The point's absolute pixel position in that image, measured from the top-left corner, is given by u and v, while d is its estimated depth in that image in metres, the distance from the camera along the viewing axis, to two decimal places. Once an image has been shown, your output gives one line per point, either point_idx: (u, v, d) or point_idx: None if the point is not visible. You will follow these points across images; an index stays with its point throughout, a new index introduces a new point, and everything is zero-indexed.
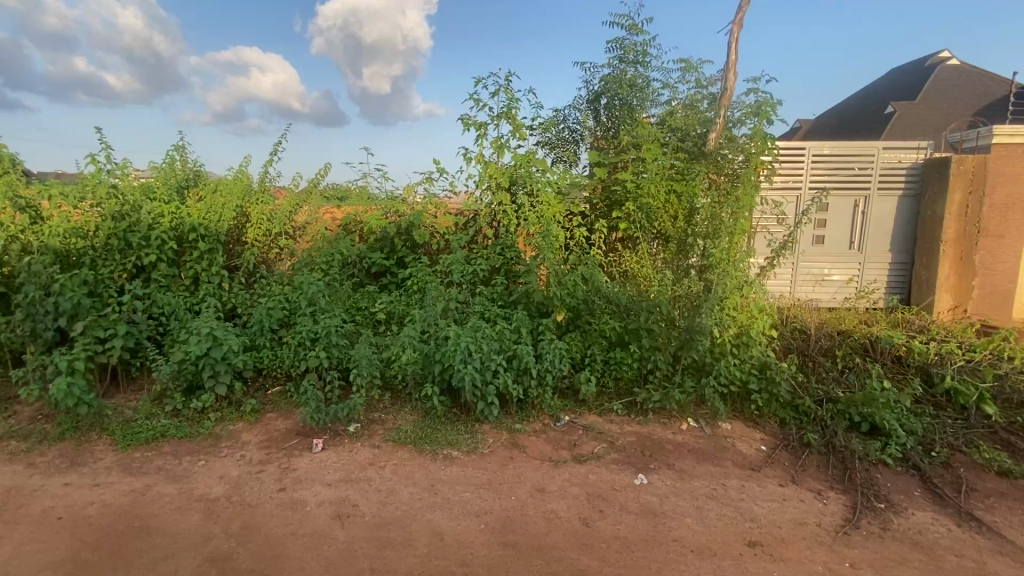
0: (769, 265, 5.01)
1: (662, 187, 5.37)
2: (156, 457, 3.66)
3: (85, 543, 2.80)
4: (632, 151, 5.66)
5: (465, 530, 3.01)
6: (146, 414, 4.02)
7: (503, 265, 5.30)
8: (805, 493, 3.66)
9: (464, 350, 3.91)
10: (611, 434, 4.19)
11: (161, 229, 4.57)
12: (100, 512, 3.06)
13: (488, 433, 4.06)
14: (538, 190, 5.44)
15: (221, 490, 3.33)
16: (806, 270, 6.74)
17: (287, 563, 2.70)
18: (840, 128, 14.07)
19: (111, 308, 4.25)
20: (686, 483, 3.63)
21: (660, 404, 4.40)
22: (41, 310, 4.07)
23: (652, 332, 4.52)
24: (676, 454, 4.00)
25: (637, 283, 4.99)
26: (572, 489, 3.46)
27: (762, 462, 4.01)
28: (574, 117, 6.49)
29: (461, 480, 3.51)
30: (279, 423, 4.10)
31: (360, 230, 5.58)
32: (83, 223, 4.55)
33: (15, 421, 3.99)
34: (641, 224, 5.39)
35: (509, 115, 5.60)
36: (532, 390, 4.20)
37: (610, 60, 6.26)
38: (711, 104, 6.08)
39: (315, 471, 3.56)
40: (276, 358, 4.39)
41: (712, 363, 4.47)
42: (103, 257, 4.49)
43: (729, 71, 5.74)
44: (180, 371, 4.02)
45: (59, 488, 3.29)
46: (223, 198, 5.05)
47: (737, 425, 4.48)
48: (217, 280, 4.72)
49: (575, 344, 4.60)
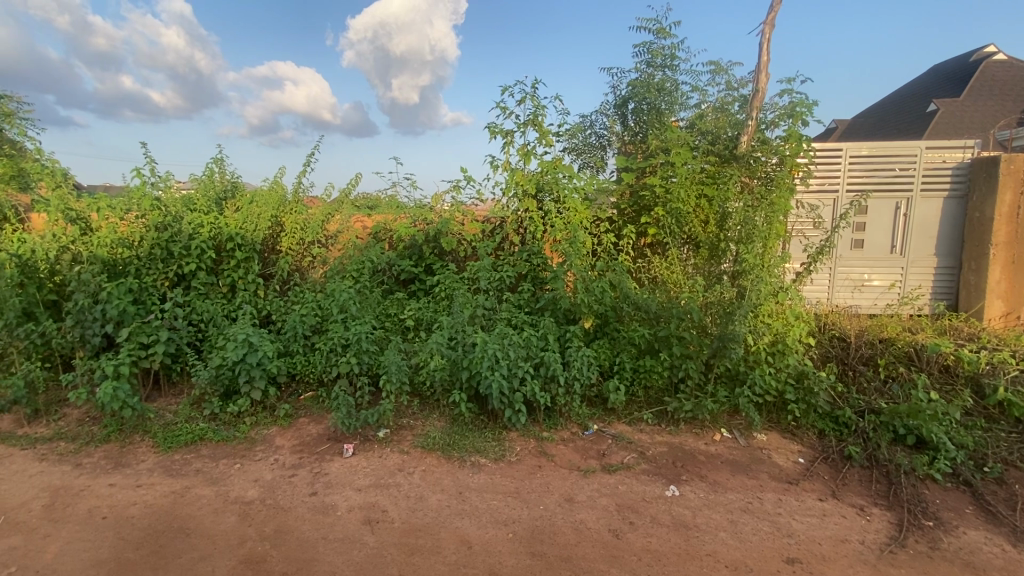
0: (805, 270, 4.85)
1: (692, 192, 5.26)
2: (195, 459, 3.78)
3: (127, 543, 2.90)
4: (661, 155, 5.52)
5: (493, 539, 3.00)
6: (185, 418, 4.16)
7: (529, 271, 5.31)
8: (847, 508, 3.50)
9: (491, 357, 3.91)
10: (642, 443, 4.11)
11: (201, 238, 4.75)
12: (143, 512, 3.17)
13: (516, 441, 4.04)
14: (564, 197, 5.42)
15: (256, 492, 3.41)
16: (845, 275, 6.49)
17: (319, 567, 2.74)
18: (879, 129, 13.59)
19: (153, 314, 4.43)
20: (720, 495, 3.53)
21: (693, 413, 4.30)
22: (89, 317, 4.27)
23: (682, 340, 4.43)
24: (709, 465, 3.89)
25: (666, 290, 4.91)
26: (602, 499, 3.40)
27: (799, 475, 3.87)
28: (601, 123, 6.47)
29: (490, 488, 3.49)
30: (311, 428, 4.19)
31: (389, 238, 5.67)
32: (128, 234, 4.77)
33: (66, 422, 4.20)
34: (671, 230, 5.30)
35: (535, 121, 5.62)
36: (560, 398, 4.15)
37: (637, 64, 6.22)
38: (743, 106, 5.98)
39: (346, 476, 3.61)
40: (309, 363, 4.48)
41: (746, 372, 4.38)
42: (147, 266, 4.69)
43: (762, 72, 5.61)
44: (217, 377, 4.15)
45: (105, 487, 3.43)
46: (259, 208, 5.21)
47: (773, 437, 4.34)
48: (253, 288, 4.88)
49: (603, 352, 4.54)
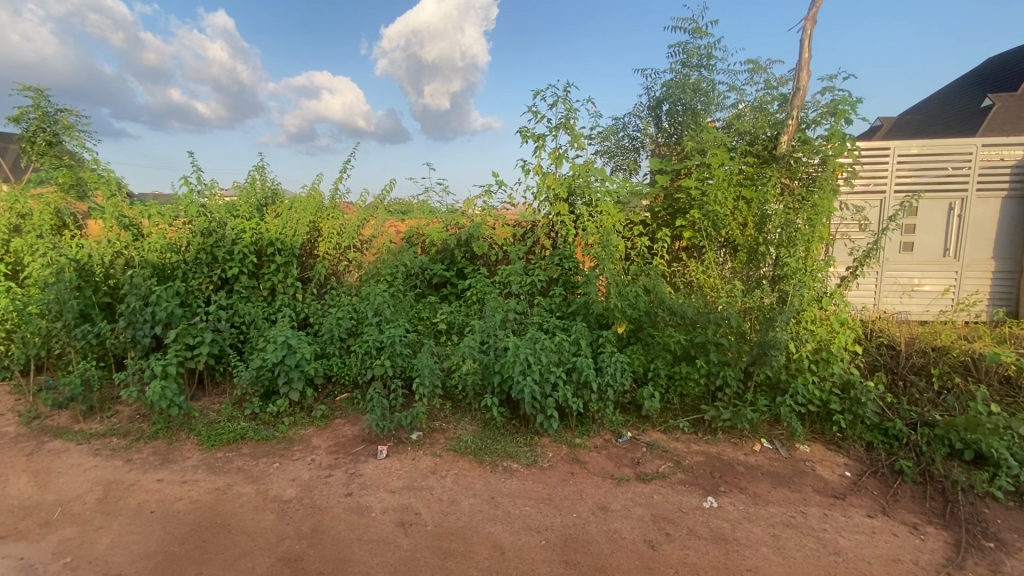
0: (851, 275, 4.65)
1: (730, 194, 5.13)
2: (237, 457, 3.90)
3: (173, 537, 3.01)
4: (696, 156, 5.38)
5: (525, 545, 2.97)
6: (228, 417, 4.31)
7: (561, 275, 5.28)
8: (899, 526, 3.32)
9: (523, 361, 3.88)
10: (678, 453, 4.01)
11: (243, 243, 4.91)
12: (187, 508, 3.29)
13: (548, 447, 4.00)
14: (596, 200, 5.37)
15: (294, 492, 3.48)
16: (892, 280, 6.20)
17: (353, 567, 2.77)
18: (929, 126, 12.94)
19: (199, 317, 4.60)
20: (761, 509, 3.40)
21: (731, 422, 4.18)
22: (140, 318, 4.46)
23: (720, 346, 4.30)
24: (748, 477, 3.76)
25: (704, 294, 4.77)
26: (637, 509, 3.33)
27: (846, 490, 3.69)
28: (634, 125, 6.39)
29: (522, 493, 3.47)
30: (346, 429, 4.26)
31: (422, 243, 5.74)
32: (176, 240, 4.98)
33: (118, 419, 4.40)
34: (707, 233, 5.18)
35: (567, 125, 5.59)
36: (592, 404, 4.08)
37: (672, 65, 6.12)
38: (782, 105, 5.69)
39: (380, 477, 3.66)
40: (345, 366, 4.56)
41: (788, 381, 4.22)
42: (194, 270, 4.88)
43: (802, 70, 5.41)
44: (258, 377, 4.27)
45: (153, 482, 3.58)
46: (298, 214, 5.36)
47: (817, 449, 4.16)
48: (292, 291, 5.02)
49: (637, 357, 4.43)
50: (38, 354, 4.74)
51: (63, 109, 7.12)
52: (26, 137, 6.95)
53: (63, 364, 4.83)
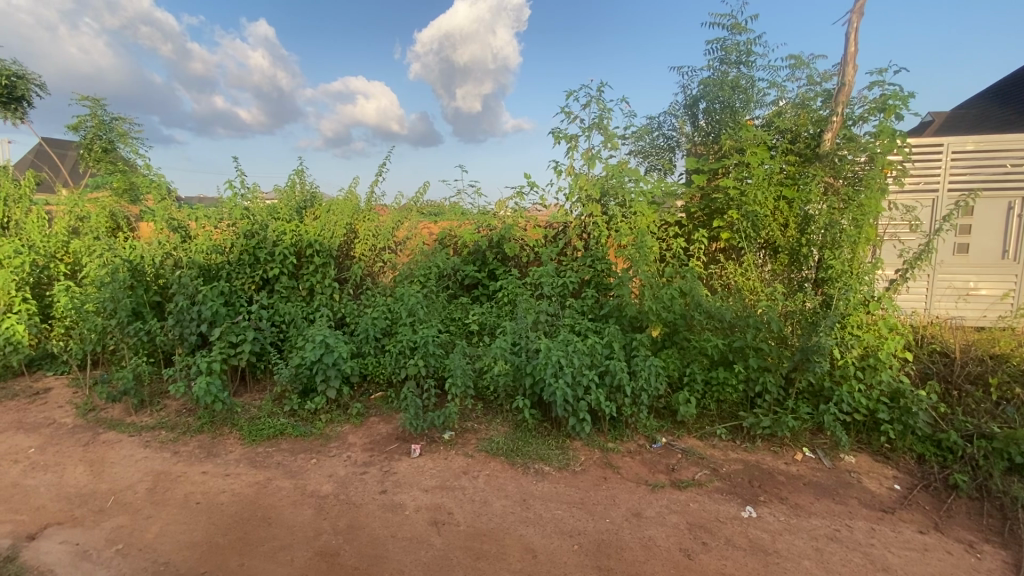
0: (901, 277, 4.44)
1: (770, 194, 4.98)
2: (276, 453, 4.02)
3: (217, 528, 3.12)
4: (734, 155, 5.24)
5: (558, 549, 2.95)
6: (268, 413, 4.44)
7: (593, 277, 5.23)
8: (953, 544, 3.14)
9: (555, 363, 3.84)
10: (714, 460, 3.91)
11: (284, 245, 5.07)
12: (230, 500, 3.41)
13: (580, 450, 3.97)
14: (630, 201, 5.30)
15: (330, 488, 3.56)
16: (946, 284, 5.88)
17: (388, 564, 2.82)
18: (985, 120, 12.21)
19: (242, 315, 4.76)
20: (802, 520, 3.27)
21: (771, 430, 4.04)
22: (187, 317, 4.64)
23: (759, 351, 4.19)
24: (789, 487, 3.63)
25: (743, 297, 4.70)
26: (671, 516, 3.26)
27: (894, 503, 3.52)
28: (669, 124, 6.26)
29: (554, 497, 3.45)
30: (381, 427, 4.34)
31: (454, 244, 5.80)
32: (221, 241, 5.18)
33: (166, 413, 4.61)
34: (746, 234, 5.05)
35: (600, 125, 5.54)
36: (626, 408, 4.01)
37: (710, 62, 5.98)
38: (826, 102, 5.39)
39: (413, 476, 3.70)
40: (379, 365, 4.64)
41: (832, 388, 4.06)
42: (237, 271, 5.05)
43: (848, 64, 5.20)
44: (297, 375, 4.39)
45: (198, 475, 3.73)
46: (336, 216, 5.48)
47: (863, 460, 3.99)
48: (329, 292, 5.14)
49: (672, 362, 4.31)
50: (94, 350, 5.00)
51: (117, 118, 7.52)
52: (85, 144, 7.44)
53: (116, 360, 5.08)
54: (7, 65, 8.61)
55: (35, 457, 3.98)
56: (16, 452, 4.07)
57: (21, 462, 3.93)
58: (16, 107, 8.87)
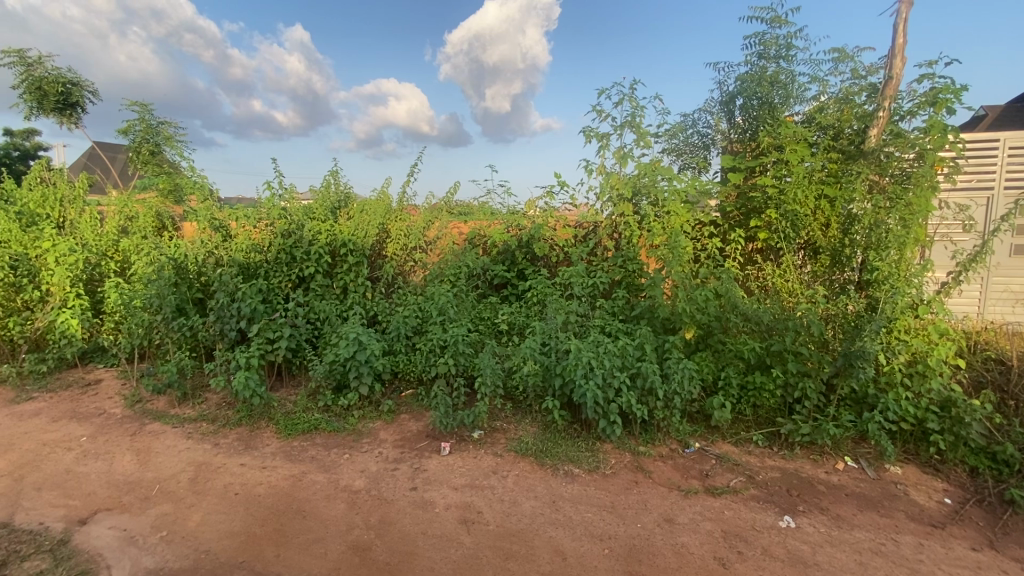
0: (953, 281, 4.21)
1: (811, 192, 4.81)
2: (311, 447, 4.12)
3: (254, 519, 3.21)
4: (773, 152, 5.08)
5: (589, 553, 2.91)
6: (303, 408, 4.55)
7: (624, 277, 5.16)
8: (1010, 563, 2.96)
9: (585, 365, 3.79)
10: (750, 467, 3.80)
11: (319, 244, 5.20)
12: (267, 492, 3.51)
13: (611, 453, 3.91)
14: (663, 200, 5.21)
15: (362, 483, 3.62)
16: (1002, 287, 5.61)
17: (418, 561, 2.84)
18: None
19: (279, 312, 4.88)
20: (845, 532, 3.14)
21: (811, 438, 3.89)
22: (227, 313, 4.80)
23: (799, 356, 4.06)
24: (830, 497, 3.49)
25: (781, 299, 4.57)
26: (705, 524, 3.18)
27: (945, 518, 3.34)
28: (705, 121, 6.10)
29: (584, 499, 3.41)
30: (411, 424, 4.40)
31: (484, 244, 5.84)
32: (260, 240, 5.34)
33: (207, 406, 4.78)
34: (785, 234, 4.90)
35: (632, 123, 5.46)
36: (658, 412, 3.93)
37: (747, 57, 5.80)
38: (872, 96, 5.15)
39: (443, 474, 3.73)
40: (410, 362, 4.69)
41: (876, 396, 3.89)
42: (275, 269, 5.19)
43: (896, 56, 4.97)
44: (331, 372, 4.48)
45: (237, 466, 3.85)
46: (369, 216, 5.58)
47: (910, 471, 3.81)
48: (362, 290, 5.23)
49: (706, 365, 4.20)
50: (141, 343, 5.22)
51: (164, 122, 7.86)
52: (134, 147, 7.84)
53: (161, 353, 5.29)
54: (62, 73, 9.10)
55: (87, 445, 4.19)
56: (69, 440, 4.29)
57: (74, 449, 4.14)
58: (71, 112, 9.37)
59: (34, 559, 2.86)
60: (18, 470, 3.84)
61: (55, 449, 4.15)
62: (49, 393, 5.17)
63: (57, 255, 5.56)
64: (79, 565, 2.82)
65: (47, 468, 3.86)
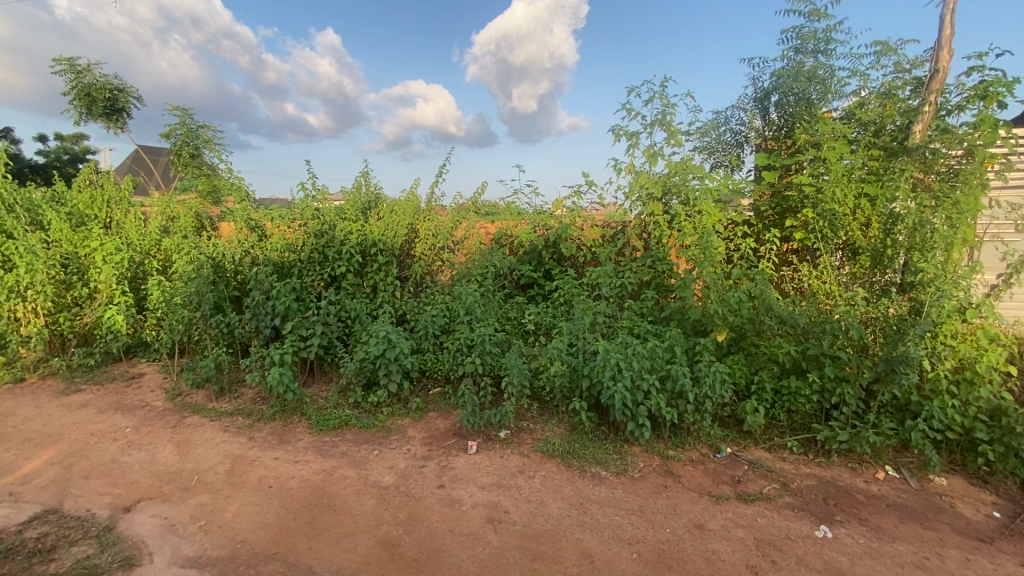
0: (1004, 283, 4.01)
1: (850, 191, 4.65)
2: (341, 442, 4.20)
3: (287, 512, 3.30)
4: (810, 150, 4.92)
5: (616, 556, 2.88)
6: (334, 404, 4.65)
7: (654, 278, 5.08)
8: None
9: (614, 366, 3.74)
10: (784, 474, 3.70)
11: (350, 244, 5.29)
12: (299, 486, 3.60)
13: (639, 456, 3.86)
14: (694, 199, 5.12)
15: (391, 479, 3.67)
16: None
17: (445, 558, 2.86)
18: None
19: (311, 310, 4.99)
20: (885, 545, 3.02)
21: (849, 445, 3.76)
22: (262, 310, 4.93)
23: (836, 360, 3.93)
24: (870, 507, 3.36)
25: (817, 302, 4.44)
26: (737, 531, 3.10)
27: (993, 533, 3.17)
28: (738, 118, 5.96)
29: (612, 502, 3.38)
30: (439, 423, 4.43)
31: (511, 244, 5.87)
32: (294, 240, 5.47)
33: (243, 400, 4.93)
34: (822, 234, 4.75)
35: (663, 121, 5.39)
36: (688, 415, 3.86)
37: (784, 52, 5.65)
38: (916, 90, 4.94)
39: (470, 473, 3.75)
40: (438, 361, 4.72)
41: (919, 403, 3.73)
42: (308, 268, 5.31)
43: (942, 48, 4.75)
44: (361, 369, 4.56)
45: (271, 460, 3.96)
46: (399, 216, 5.67)
47: (956, 482, 3.64)
48: (392, 289, 5.31)
49: (738, 368, 4.11)
50: (181, 339, 5.41)
51: (203, 126, 8.16)
52: (175, 150, 8.17)
53: (199, 349, 5.48)
54: (109, 81, 9.53)
55: (131, 436, 4.38)
56: (115, 431, 4.49)
57: (119, 440, 4.33)
58: (118, 118, 9.79)
59: (82, 544, 3.01)
60: (68, 458, 4.04)
61: (102, 439, 4.35)
62: (96, 385, 5.43)
63: (104, 254, 5.83)
64: (123, 551, 2.95)
65: (94, 457, 4.05)
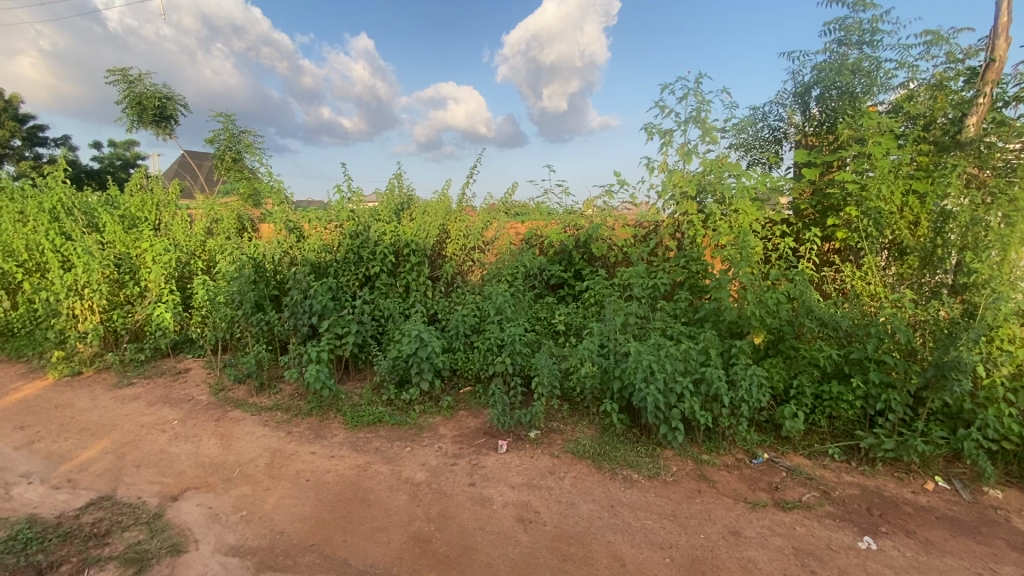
0: None
1: (897, 189, 4.48)
2: (374, 439, 4.29)
3: (322, 506, 3.39)
4: (853, 146, 4.75)
5: (648, 561, 2.85)
6: (368, 401, 4.74)
7: (687, 278, 4.99)
8: None
9: (646, 368, 3.68)
10: (825, 482, 3.57)
11: (384, 244, 5.40)
12: (335, 480, 3.70)
13: (672, 460, 3.80)
14: (729, 198, 5.00)
15: (422, 476, 3.73)
16: None
17: (476, 556, 2.89)
18: None
19: (346, 309, 5.12)
20: (935, 559, 2.87)
21: (895, 454, 3.60)
22: (300, 309, 5.08)
23: (882, 364, 3.77)
24: (917, 519, 3.21)
25: (861, 303, 4.27)
26: (774, 539, 3.01)
27: None
28: (776, 114, 5.79)
29: (644, 506, 3.33)
30: (469, 421, 4.47)
31: (541, 244, 5.90)
32: (330, 241, 5.63)
33: (281, 396, 5.10)
34: (866, 233, 4.58)
35: (697, 119, 5.30)
36: (723, 419, 3.76)
37: (827, 45, 5.45)
38: (970, 81, 4.68)
39: (501, 472, 3.77)
40: (469, 360, 4.77)
41: (973, 411, 3.54)
42: (343, 268, 5.43)
43: (999, 36, 4.49)
44: (394, 367, 4.64)
45: (309, 454, 4.08)
46: (431, 217, 5.75)
47: (1013, 495, 3.44)
48: (424, 289, 5.40)
49: (777, 372, 3.99)
50: (224, 336, 5.64)
51: (245, 132, 8.49)
52: (219, 155, 8.54)
53: (241, 345, 5.70)
54: (158, 89, 10.02)
55: (178, 428, 4.59)
56: (163, 423, 4.72)
57: (167, 431, 4.55)
58: (166, 124, 10.30)
59: (133, 530, 3.17)
60: (121, 448, 4.27)
61: (152, 430, 4.58)
62: (146, 379, 5.73)
63: (154, 255, 6.12)
64: (170, 537, 3.09)
65: (144, 447, 4.27)
